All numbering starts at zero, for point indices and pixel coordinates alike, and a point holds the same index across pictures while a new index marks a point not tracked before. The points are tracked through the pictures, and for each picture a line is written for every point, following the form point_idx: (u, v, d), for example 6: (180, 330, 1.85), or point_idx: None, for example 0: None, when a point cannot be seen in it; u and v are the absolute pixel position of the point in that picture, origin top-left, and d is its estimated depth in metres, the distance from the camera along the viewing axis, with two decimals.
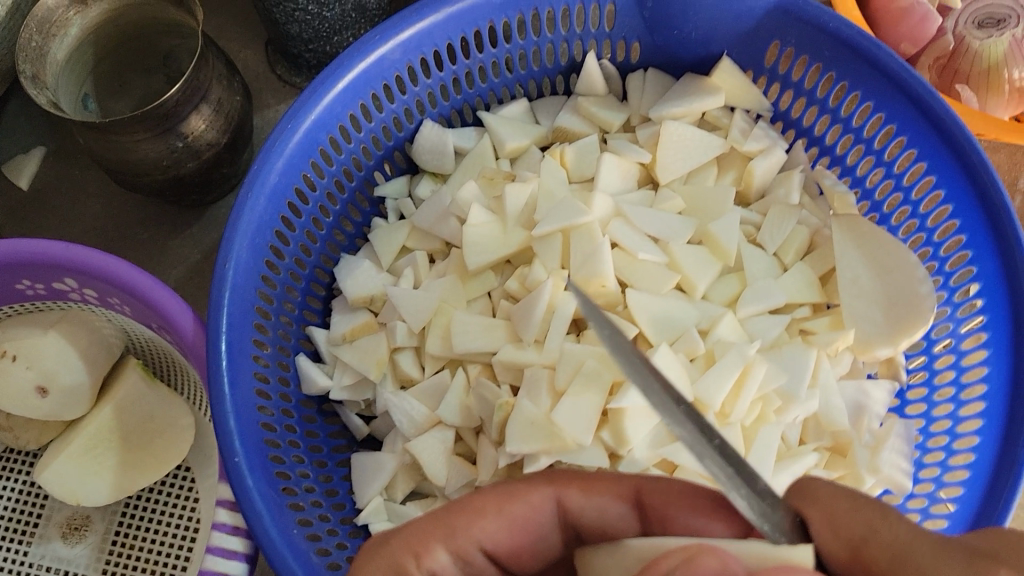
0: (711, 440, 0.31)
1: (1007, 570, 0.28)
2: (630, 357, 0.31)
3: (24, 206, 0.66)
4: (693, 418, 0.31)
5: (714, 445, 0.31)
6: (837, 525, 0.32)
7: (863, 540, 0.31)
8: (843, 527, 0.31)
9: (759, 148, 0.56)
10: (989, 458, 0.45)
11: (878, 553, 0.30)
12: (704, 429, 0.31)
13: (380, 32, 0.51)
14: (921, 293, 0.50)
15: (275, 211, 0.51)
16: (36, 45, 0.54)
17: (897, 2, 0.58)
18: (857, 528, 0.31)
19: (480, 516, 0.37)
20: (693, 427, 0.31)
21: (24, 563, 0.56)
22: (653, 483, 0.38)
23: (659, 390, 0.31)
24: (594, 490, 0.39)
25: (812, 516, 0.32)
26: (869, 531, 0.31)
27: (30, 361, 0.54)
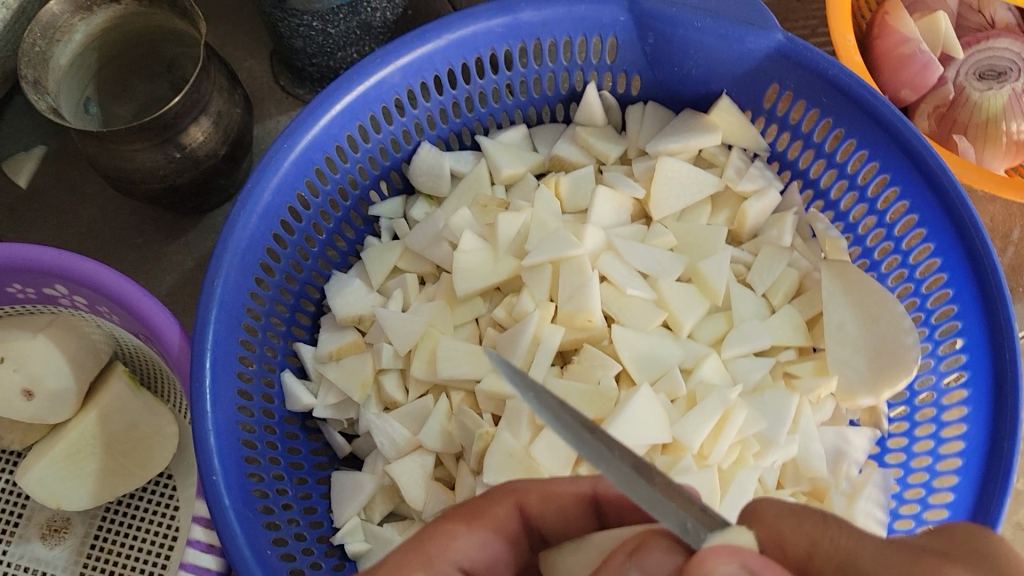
0: (652, 478, 0.30)
1: (957, 568, 0.27)
2: (560, 413, 0.30)
3: (23, 204, 0.67)
4: (628, 460, 0.30)
5: (655, 486, 0.30)
6: (784, 544, 0.30)
7: (810, 556, 0.30)
8: (788, 546, 0.30)
9: (753, 188, 0.56)
10: (971, 490, 0.45)
11: (827, 565, 0.29)
12: (642, 471, 0.30)
13: (381, 56, 0.52)
14: (905, 344, 0.50)
15: (267, 229, 0.51)
16: (40, 50, 0.54)
17: (899, 48, 0.60)
18: (802, 545, 0.30)
19: (453, 538, 0.36)
20: (630, 468, 0.30)
21: (3, 562, 0.57)
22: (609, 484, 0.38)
23: (593, 440, 0.30)
24: (555, 494, 0.38)
25: (760, 538, 0.31)
26: (814, 545, 0.30)
27: (18, 363, 0.55)
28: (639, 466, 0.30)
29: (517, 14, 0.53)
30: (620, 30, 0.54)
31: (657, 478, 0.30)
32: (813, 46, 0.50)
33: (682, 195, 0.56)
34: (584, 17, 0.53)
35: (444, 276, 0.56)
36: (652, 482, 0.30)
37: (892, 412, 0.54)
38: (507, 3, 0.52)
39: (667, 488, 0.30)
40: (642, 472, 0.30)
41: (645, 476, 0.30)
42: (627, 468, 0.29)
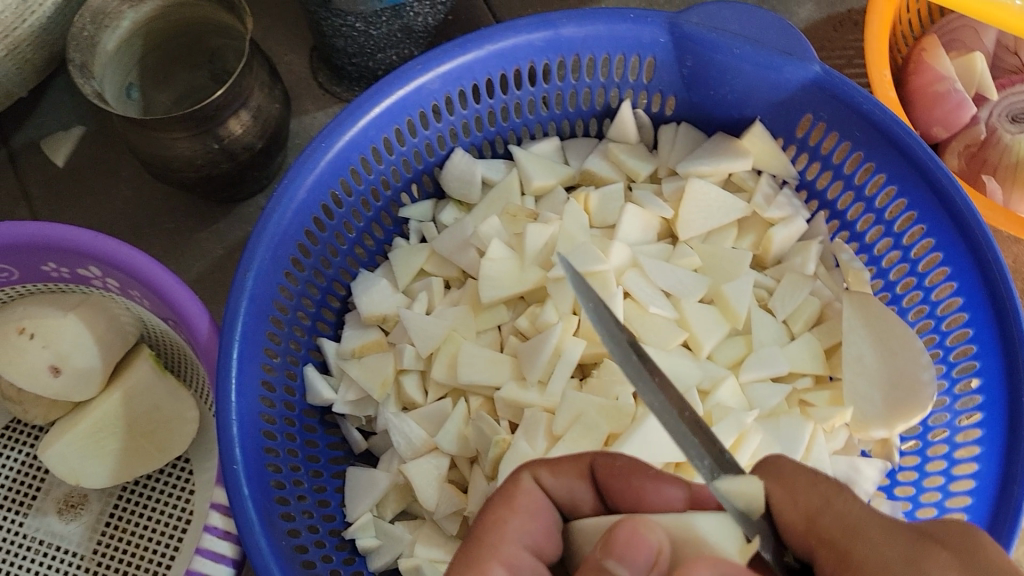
0: (683, 412, 0.34)
1: (948, 551, 0.32)
2: (611, 328, 0.34)
3: (59, 182, 0.69)
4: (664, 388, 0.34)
5: (685, 418, 0.34)
6: (797, 498, 0.34)
7: (820, 510, 0.34)
8: (802, 499, 0.34)
9: (781, 215, 0.57)
10: (992, 483, 0.46)
11: (832, 523, 0.33)
12: (676, 404, 0.34)
13: (423, 62, 0.52)
14: (922, 380, 0.51)
15: (300, 225, 0.52)
16: (88, 35, 0.55)
17: (934, 85, 0.62)
18: (815, 500, 0.34)
19: (504, 525, 0.36)
20: (664, 399, 0.33)
21: (18, 534, 0.58)
22: (603, 457, 0.39)
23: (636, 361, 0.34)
24: (558, 467, 0.39)
25: (773, 487, 0.35)
26: (826, 502, 0.34)
27: (47, 340, 0.56)
28: (674, 397, 0.34)
29: (558, 30, 0.53)
30: (659, 51, 0.55)
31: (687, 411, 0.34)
32: (849, 80, 0.51)
33: (711, 218, 0.57)
34: (624, 37, 0.54)
35: (469, 282, 0.57)
36: (681, 414, 0.34)
37: (904, 446, 0.55)
38: (550, 18, 0.53)
39: (694, 425, 0.34)
40: (674, 402, 0.34)
41: (677, 407, 0.34)
42: (662, 399, 0.33)
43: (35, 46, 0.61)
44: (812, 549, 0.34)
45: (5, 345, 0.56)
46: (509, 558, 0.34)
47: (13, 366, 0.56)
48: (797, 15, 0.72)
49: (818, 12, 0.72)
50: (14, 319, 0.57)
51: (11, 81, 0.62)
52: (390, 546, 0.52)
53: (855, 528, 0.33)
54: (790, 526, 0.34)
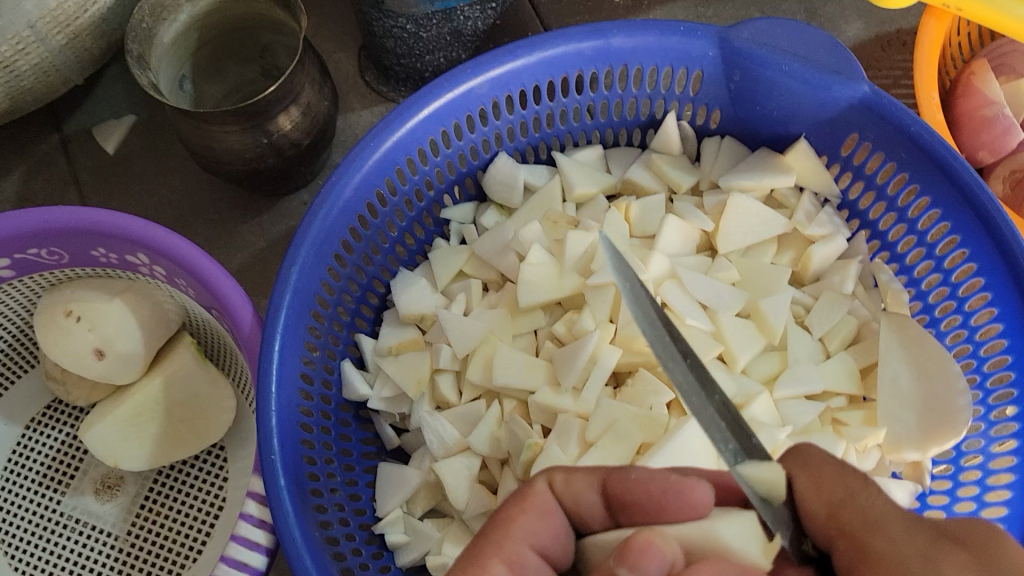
0: (711, 394, 0.35)
1: (965, 555, 0.31)
2: (646, 305, 0.35)
3: (108, 169, 0.70)
4: (695, 369, 0.35)
5: (713, 399, 0.35)
6: (821, 490, 0.35)
7: (842, 502, 0.34)
8: (827, 490, 0.35)
9: (821, 233, 0.57)
10: None
11: (852, 515, 0.33)
12: (705, 384, 0.35)
13: (472, 66, 0.53)
14: (958, 406, 0.50)
15: (345, 222, 0.53)
16: (146, 27, 0.56)
17: (982, 109, 0.62)
18: (838, 492, 0.34)
19: (513, 523, 0.36)
20: (694, 379, 0.35)
21: (55, 512, 0.59)
22: (617, 471, 0.37)
23: (670, 342, 0.35)
24: (571, 473, 0.38)
25: (800, 478, 0.35)
26: (848, 495, 0.34)
27: (93, 324, 0.57)
28: (703, 379, 0.35)
29: (608, 39, 0.54)
30: (707, 65, 0.55)
31: (715, 393, 0.35)
32: (898, 101, 0.51)
33: (750, 233, 0.57)
34: (673, 49, 0.54)
35: (508, 285, 0.58)
36: (711, 396, 0.35)
37: (936, 469, 0.54)
38: (600, 27, 0.54)
39: (722, 407, 0.35)
40: (704, 384, 0.35)
41: (707, 390, 0.35)
42: (693, 379, 0.35)
43: (94, 37, 0.62)
44: (833, 538, 0.34)
45: (50, 326, 0.57)
46: (511, 556, 0.34)
47: (59, 348, 0.57)
48: (845, 33, 0.72)
49: (866, 31, 0.72)
50: (61, 302, 0.57)
51: (69, 70, 0.64)
52: (418, 543, 0.53)
53: (874, 522, 0.33)
54: (814, 515, 0.35)
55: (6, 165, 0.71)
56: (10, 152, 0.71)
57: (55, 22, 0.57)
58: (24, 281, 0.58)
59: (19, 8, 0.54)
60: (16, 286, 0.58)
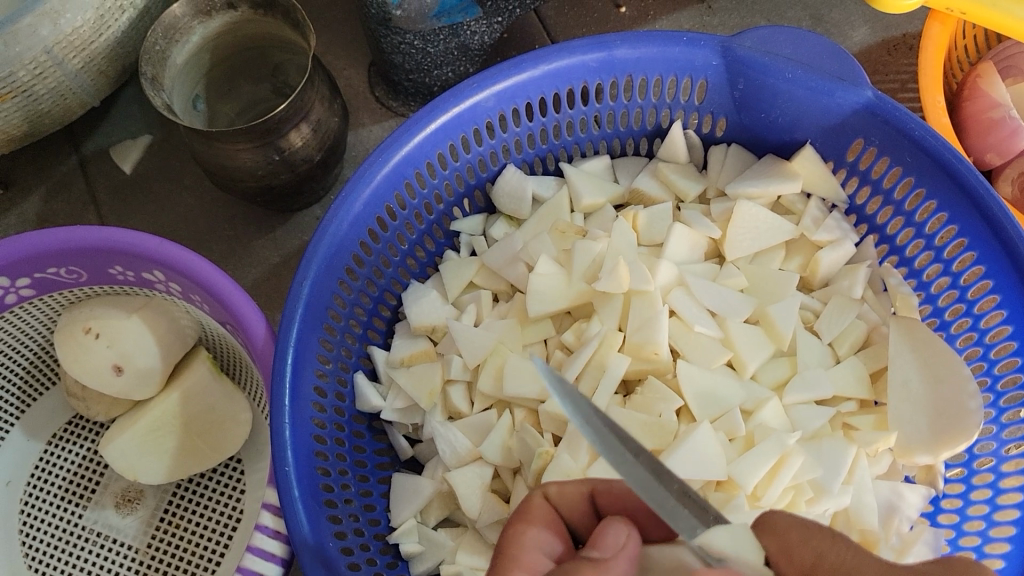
0: (670, 485, 0.36)
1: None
2: (592, 418, 0.36)
3: (126, 188, 0.72)
4: (649, 466, 0.36)
5: (673, 490, 0.36)
6: (791, 556, 0.36)
7: (815, 566, 0.35)
8: (796, 555, 0.36)
9: (829, 238, 0.57)
10: None
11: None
12: (662, 478, 0.36)
13: (478, 80, 0.54)
14: (969, 408, 0.50)
15: (355, 235, 0.53)
16: (159, 49, 0.58)
17: (988, 112, 0.62)
18: (807, 556, 0.36)
19: (527, 533, 0.37)
20: (650, 476, 0.36)
21: (77, 525, 0.61)
22: (604, 482, 0.40)
23: (619, 443, 0.36)
24: (563, 485, 0.40)
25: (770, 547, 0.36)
26: (819, 558, 0.35)
27: (112, 340, 0.58)
28: (659, 473, 0.36)
29: (612, 51, 0.55)
30: (711, 73, 0.55)
31: (673, 484, 0.36)
32: (902, 106, 0.52)
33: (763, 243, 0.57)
34: (677, 59, 0.55)
35: (517, 295, 0.58)
36: (669, 487, 0.36)
37: (949, 472, 0.54)
38: (604, 39, 0.54)
39: (682, 495, 0.36)
40: (661, 479, 0.36)
41: (664, 483, 0.36)
42: (647, 474, 0.36)
43: (109, 59, 0.64)
44: None
45: (69, 342, 0.58)
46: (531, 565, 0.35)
47: (79, 365, 0.58)
48: (851, 39, 0.73)
49: (872, 36, 0.73)
50: (80, 319, 0.59)
51: (85, 93, 0.65)
52: (433, 552, 0.54)
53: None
54: None
55: (27, 186, 0.72)
56: (30, 173, 0.72)
57: (71, 47, 0.59)
58: (45, 300, 0.59)
59: (36, 34, 0.55)
60: (36, 305, 0.59)
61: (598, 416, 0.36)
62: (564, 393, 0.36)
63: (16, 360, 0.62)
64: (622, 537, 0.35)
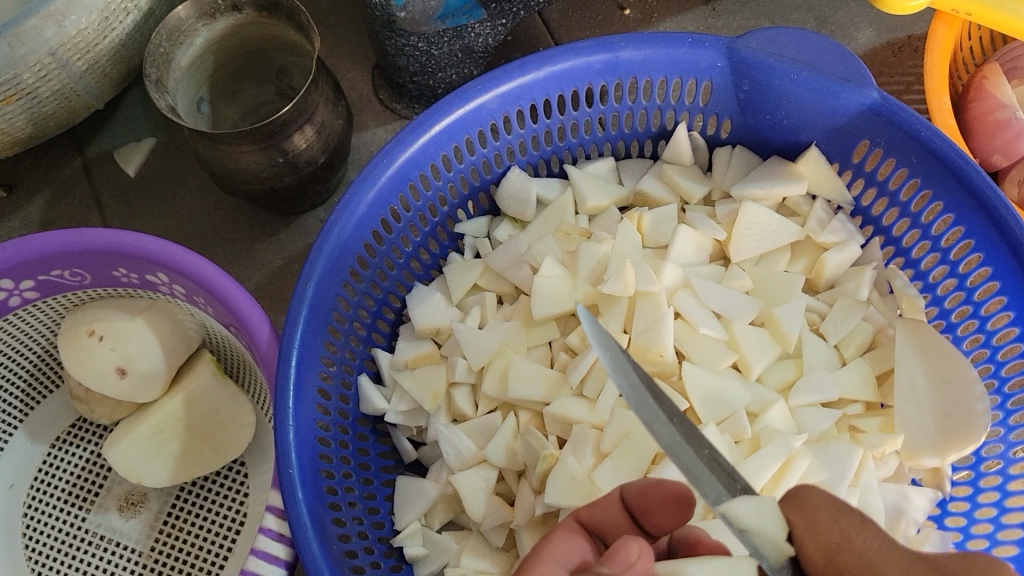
0: (700, 449, 0.35)
1: None
2: (630, 372, 0.35)
3: (130, 190, 0.72)
4: (682, 428, 0.35)
5: (703, 455, 0.35)
6: (818, 533, 0.37)
7: (840, 547, 0.36)
8: (823, 535, 0.36)
9: (834, 240, 0.57)
10: None
11: (849, 559, 0.36)
12: (694, 442, 0.35)
13: (483, 82, 0.54)
14: (976, 411, 0.50)
15: (360, 237, 0.53)
16: (164, 51, 0.58)
17: (994, 114, 0.61)
18: (835, 537, 0.36)
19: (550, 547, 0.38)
20: (682, 438, 0.35)
21: (80, 529, 0.60)
22: (631, 481, 0.41)
23: (653, 403, 0.35)
24: (592, 507, 0.41)
25: (797, 524, 0.37)
26: (844, 539, 0.36)
27: (115, 343, 0.58)
28: (691, 436, 0.35)
29: (616, 52, 0.54)
30: (716, 74, 0.55)
31: (704, 449, 0.35)
32: (908, 107, 0.51)
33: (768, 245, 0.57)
34: (682, 60, 0.55)
35: (522, 297, 0.58)
36: (699, 452, 0.35)
37: (955, 475, 0.54)
38: (609, 41, 0.54)
39: (711, 461, 0.36)
40: (692, 442, 0.35)
41: (695, 446, 0.35)
42: (680, 438, 0.35)
43: (113, 61, 0.64)
44: None
45: (73, 345, 0.58)
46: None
47: (83, 367, 0.58)
48: (856, 41, 0.73)
49: (877, 38, 0.72)
50: (84, 322, 0.59)
51: (90, 95, 0.65)
52: (437, 555, 0.53)
53: (872, 565, 0.36)
54: (811, 563, 0.36)
55: (31, 188, 0.72)
56: (35, 175, 0.72)
57: (75, 49, 0.59)
58: (48, 302, 0.59)
59: (41, 36, 0.55)
60: (40, 307, 0.59)
61: (636, 372, 0.35)
62: (603, 346, 0.34)
63: (19, 363, 0.62)
64: (633, 554, 0.34)
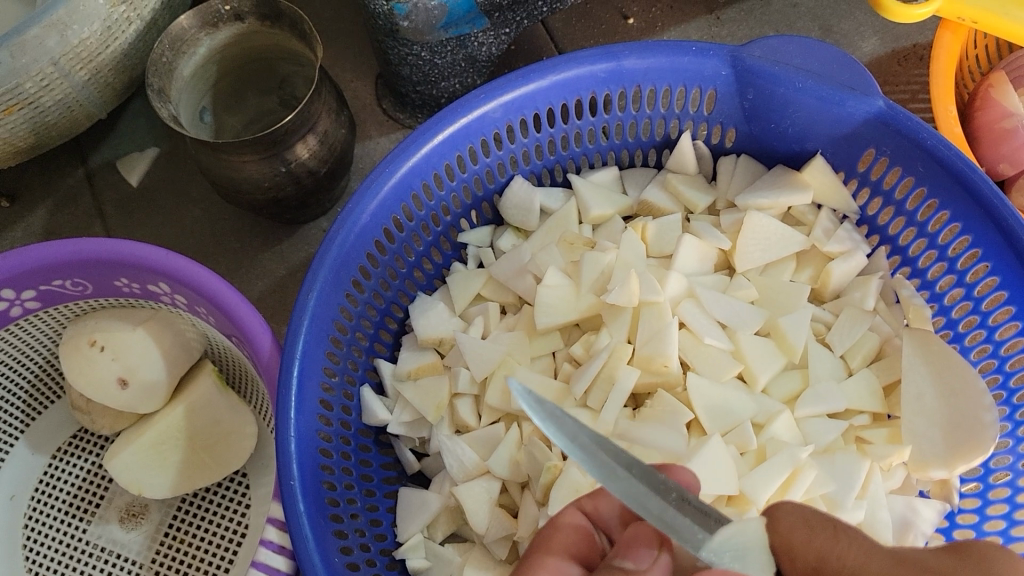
0: (666, 495, 0.35)
1: None
2: (578, 434, 0.35)
3: (133, 200, 0.72)
4: (642, 479, 0.35)
5: (670, 499, 0.35)
6: (794, 556, 0.36)
7: (818, 568, 0.36)
8: (799, 557, 0.36)
9: (840, 249, 0.56)
10: None
11: None
12: (658, 488, 0.35)
13: (486, 91, 0.53)
14: (983, 421, 0.49)
15: (362, 247, 0.53)
16: (167, 61, 0.57)
17: (1001, 121, 0.61)
18: (811, 558, 0.36)
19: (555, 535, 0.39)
20: (644, 487, 0.35)
21: (81, 540, 0.60)
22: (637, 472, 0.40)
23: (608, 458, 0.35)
24: (598, 497, 0.40)
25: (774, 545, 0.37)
26: (822, 559, 0.35)
27: (117, 353, 0.58)
28: (654, 483, 0.35)
29: (620, 61, 0.54)
30: (720, 83, 0.55)
31: (670, 493, 0.35)
32: (913, 115, 0.51)
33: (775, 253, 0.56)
34: (686, 69, 0.54)
35: (525, 308, 0.58)
36: (666, 496, 0.35)
37: (964, 487, 0.53)
38: (612, 50, 0.54)
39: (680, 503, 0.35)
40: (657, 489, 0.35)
41: (661, 492, 0.35)
42: (641, 489, 0.35)
43: (116, 71, 0.64)
44: None
45: (74, 355, 0.58)
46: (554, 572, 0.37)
47: (83, 377, 0.58)
48: (860, 49, 0.72)
49: (882, 47, 0.72)
50: (85, 331, 0.58)
51: (92, 105, 0.65)
52: (439, 568, 0.53)
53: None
54: None
55: (34, 198, 0.72)
56: (38, 185, 0.72)
57: (78, 59, 0.59)
58: (50, 312, 0.59)
59: (43, 45, 0.55)
60: (42, 317, 0.59)
61: (585, 432, 0.35)
62: (546, 417, 0.35)
63: (20, 373, 0.61)
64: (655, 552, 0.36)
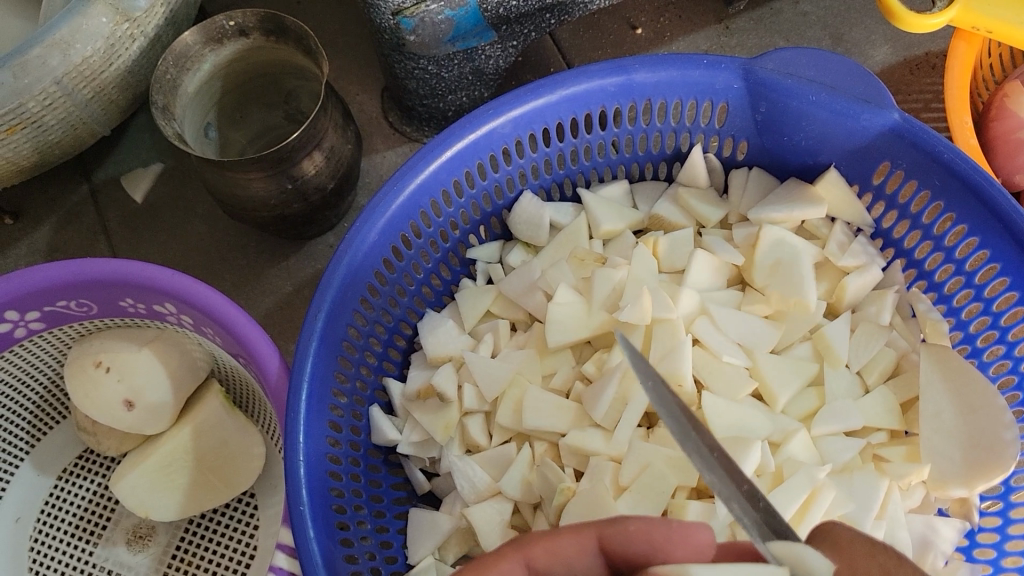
0: (741, 484, 0.33)
1: None
2: (668, 402, 0.33)
3: (137, 217, 0.71)
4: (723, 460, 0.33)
5: (742, 490, 0.33)
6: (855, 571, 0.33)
7: None
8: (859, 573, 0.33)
9: (855, 263, 0.55)
10: None
11: None
12: (735, 477, 0.33)
13: (495, 106, 0.53)
14: (1005, 439, 0.48)
15: (370, 266, 0.52)
16: (171, 78, 0.57)
17: (1015, 134, 0.60)
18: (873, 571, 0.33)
19: None
20: (724, 473, 0.33)
21: (87, 563, 0.59)
22: (612, 530, 0.37)
23: (694, 436, 0.33)
24: (554, 545, 0.36)
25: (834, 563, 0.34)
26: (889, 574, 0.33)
27: (122, 374, 0.57)
28: (731, 470, 0.33)
29: (631, 74, 0.53)
30: (733, 96, 0.54)
31: (745, 483, 0.34)
32: (930, 128, 0.50)
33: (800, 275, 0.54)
34: (697, 82, 0.54)
35: (536, 325, 0.57)
36: (739, 485, 0.34)
37: (982, 505, 0.53)
38: (623, 63, 0.53)
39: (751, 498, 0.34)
40: (732, 475, 0.33)
41: (735, 480, 0.33)
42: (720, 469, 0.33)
43: (120, 88, 0.63)
44: None
45: (80, 376, 0.57)
46: None
47: (90, 400, 0.57)
48: (872, 58, 0.72)
49: (893, 55, 0.72)
50: (90, 352, 0.58)
51: (96, 122, 0.64)
52: None
53: None
54: None
55: (37, 215, 0.71)
56: (41, 202, 0.72)
57: (81, 77, 0.58)
58: (54, 333, 0.58)
59: (45, 65, 0.54)
60: (45, 338, 0.58)
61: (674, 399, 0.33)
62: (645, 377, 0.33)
63: (24, 395, 0.61)
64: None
